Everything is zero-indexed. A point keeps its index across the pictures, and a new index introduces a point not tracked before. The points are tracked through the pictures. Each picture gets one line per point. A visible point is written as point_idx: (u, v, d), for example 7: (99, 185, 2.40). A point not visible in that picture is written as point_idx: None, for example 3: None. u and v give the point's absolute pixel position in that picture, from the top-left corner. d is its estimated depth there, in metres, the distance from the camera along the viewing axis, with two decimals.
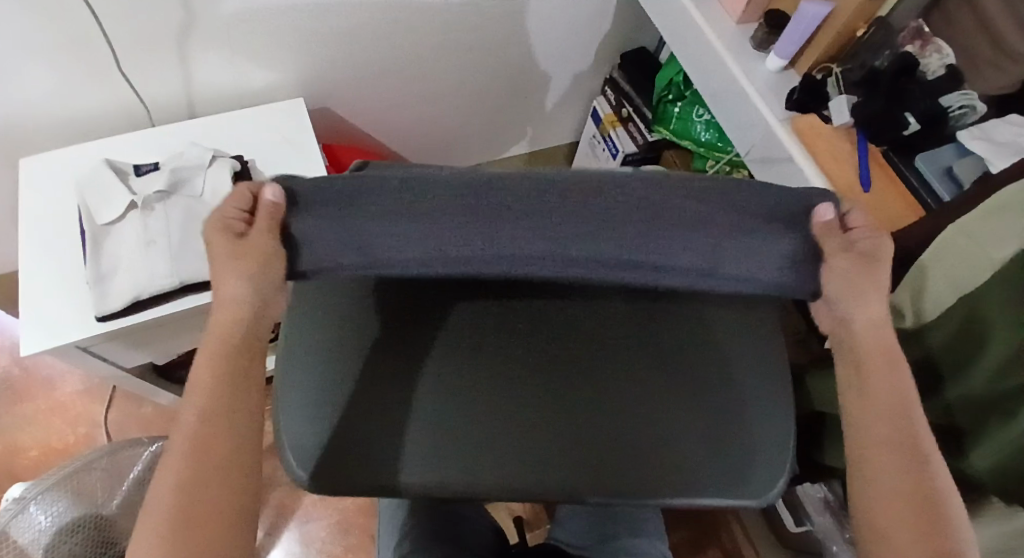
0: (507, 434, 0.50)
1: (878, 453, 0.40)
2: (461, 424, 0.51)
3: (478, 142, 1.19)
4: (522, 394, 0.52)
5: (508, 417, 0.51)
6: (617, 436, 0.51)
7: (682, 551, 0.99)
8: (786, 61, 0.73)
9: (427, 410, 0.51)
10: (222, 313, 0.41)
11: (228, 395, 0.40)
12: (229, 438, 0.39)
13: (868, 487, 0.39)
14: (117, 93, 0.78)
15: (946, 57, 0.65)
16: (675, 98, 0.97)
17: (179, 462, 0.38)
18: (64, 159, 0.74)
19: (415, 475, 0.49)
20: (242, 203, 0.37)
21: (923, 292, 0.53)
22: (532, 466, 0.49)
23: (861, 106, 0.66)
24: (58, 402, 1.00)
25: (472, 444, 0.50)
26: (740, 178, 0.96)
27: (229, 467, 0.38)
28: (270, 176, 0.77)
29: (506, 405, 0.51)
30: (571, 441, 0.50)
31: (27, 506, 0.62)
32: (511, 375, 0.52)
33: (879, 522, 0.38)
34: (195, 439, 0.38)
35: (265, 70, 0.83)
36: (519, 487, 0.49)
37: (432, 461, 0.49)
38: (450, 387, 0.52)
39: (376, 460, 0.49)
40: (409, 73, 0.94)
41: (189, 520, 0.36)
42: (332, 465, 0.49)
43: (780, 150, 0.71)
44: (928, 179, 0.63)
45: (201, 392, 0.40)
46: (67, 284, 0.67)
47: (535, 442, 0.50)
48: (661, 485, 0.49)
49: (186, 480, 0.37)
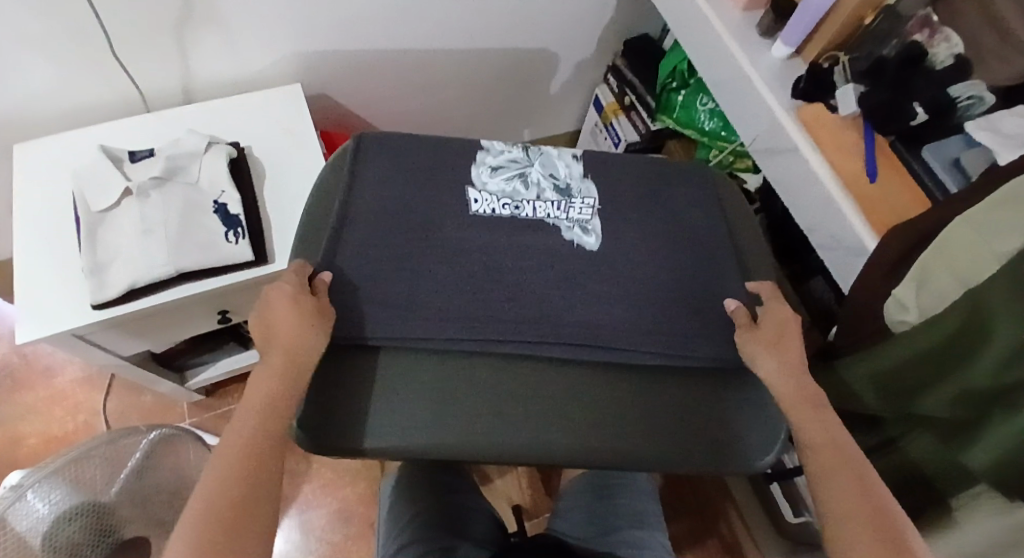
0: (487, 395, 0.48)
1: (835, 463, 0.44)
2: (438, 385, 0.48)
3: (479, 131, 1.18)
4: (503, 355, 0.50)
5: (487, 379, 0.49)
6: (603, 402, 0.50)
7: (681, 542, 0.99)
8: (792, 49, 0.72)
9: (412, 364, 0.49)
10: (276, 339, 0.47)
11: (278, 401, 0.44)
12: (271, 442, 0.43)
13: (829, 493, 0.43)
14: (113, 80, 0.76)
15: (955, 46, 0.63)
16: (679, 87, 0.95)
17: (230, 461, 0.41)
18: (60, 146, 0.73)
19: (386, 435, 0.47)
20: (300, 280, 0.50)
21: (927, 286, 0.52)
22: (519, 427, 0.48)
23: (867, 96, 0.65)
24: (58, 391, 1.00)
25: (451, 406, 0.48)
26: (744, 168, 0.95)
27: (268, 468, 0.42)
28: (269, 163, 0.76)
29: (484, 366, 0.49)
30: (557, 408, 0.49)
31: (25, 493, 0.59)
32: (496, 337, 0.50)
33: (840, 523, 0.41)
34: (246, 442, 0.42)
35: (263, 56, 0.82)
36: (503, 448, 0.47)
37: (408, 423, 0.47)
38: (432, 349, 0.49)
39: (351, 426, 0.47)
40: (409, 60, 0.93)
41: (230, 514, 0.38)
42: (317, 420, 0.47)
43: (786, 140, 0.70)
44: (934, 170, 0.62)
45: (256, 402, 0.44)
46: (64, 273, 0.67)
47: (522, 402, 0.49)
48: (650, 458, 0.48)
49: (231, 479, 0.40)
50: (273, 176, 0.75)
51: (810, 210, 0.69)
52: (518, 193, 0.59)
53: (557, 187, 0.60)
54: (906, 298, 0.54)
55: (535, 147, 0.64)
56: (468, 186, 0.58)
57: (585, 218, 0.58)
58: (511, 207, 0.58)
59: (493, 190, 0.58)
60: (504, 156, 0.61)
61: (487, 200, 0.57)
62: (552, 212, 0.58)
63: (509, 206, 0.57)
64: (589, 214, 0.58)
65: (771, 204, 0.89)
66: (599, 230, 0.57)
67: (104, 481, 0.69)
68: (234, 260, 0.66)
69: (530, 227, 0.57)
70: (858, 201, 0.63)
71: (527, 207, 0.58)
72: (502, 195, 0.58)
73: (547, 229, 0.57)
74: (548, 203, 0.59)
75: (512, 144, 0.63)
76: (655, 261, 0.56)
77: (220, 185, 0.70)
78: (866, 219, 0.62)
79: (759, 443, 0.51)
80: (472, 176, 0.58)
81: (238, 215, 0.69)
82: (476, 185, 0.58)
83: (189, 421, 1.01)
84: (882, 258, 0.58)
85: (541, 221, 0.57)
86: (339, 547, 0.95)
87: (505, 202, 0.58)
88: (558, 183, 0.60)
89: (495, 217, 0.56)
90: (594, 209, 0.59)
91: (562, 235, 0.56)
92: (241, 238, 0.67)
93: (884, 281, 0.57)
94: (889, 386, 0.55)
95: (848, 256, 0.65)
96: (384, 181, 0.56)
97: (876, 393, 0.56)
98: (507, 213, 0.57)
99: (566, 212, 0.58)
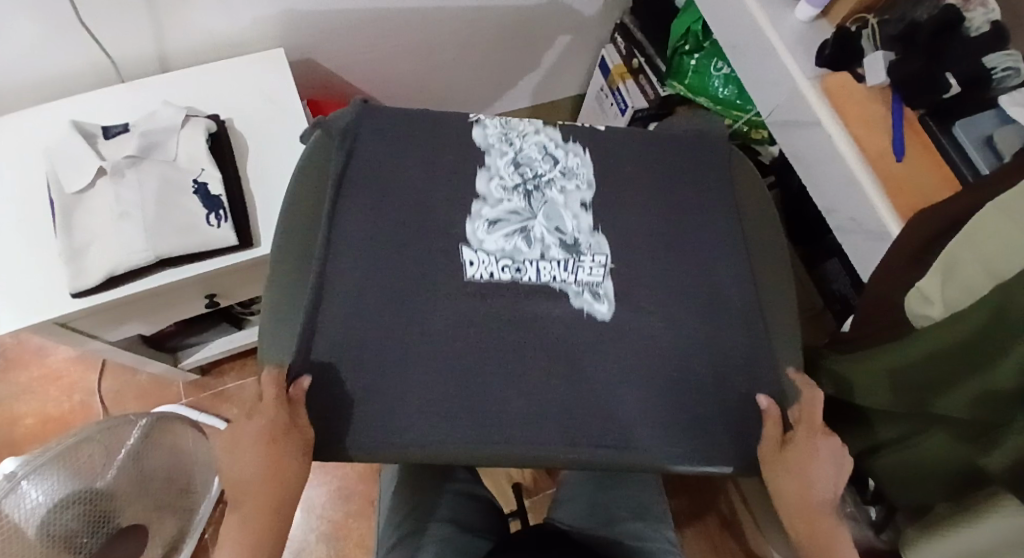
0: (483, 400, 0.48)
1: None
2: (426, 386, 0.47)
3: (476, 96, 1.12)
4: (492, 350, 0.49)
5: (479, 387, 0.48)
6: (594, 402, 0.49)
7: (681, 518, 0.99)
8: (817, 11, 0.67)
9: (391, 374, 0.47)
10: (241, 478, 0.43)
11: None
12: None
13: None
14: (81, 50, 0.71)
15: (992, 13, 0.58)
16: (692, 50, 0.89)
17: None
18: (27, 123, 0.69)
19: (367, 443, 0.46)
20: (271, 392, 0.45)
21: (953, 277, 0.48)
22: (504, 432, 0.47)
23: (898, 64, 0.59)
24: (52, 370, 0.99)
25: (436, 408, 0.47)
26: (758, 139, 0.89)
27: None
28: (251, 137, 0.71)
29: (475, 362, 0.49)
30: (541, 411, 0.48)
31: (18, 484, 0.58)
32: (490, 335, 0.50)
33: None
34: None
35: (241, 21, 0.76)
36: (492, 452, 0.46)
37: (391, 426, 0.46)
38: (423, 343, 0.49)
39: (342, 430, 0.46)
40: (400, 22, 0.87)
41: None
42: None
43: (807, 113, 0.65)
44: (964, 148, 0.58)
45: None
46: (40, 260, 0.63)
47: (510, 407, 0.48)
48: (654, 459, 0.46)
49: None
50: (255, 152, 0.71)
51: (830, 190, 0.65)
52: (519, 251, 0.54)
53: (563, 243, 0.55)
54: (930, 290, 0.50)
55: (538, 192, 0.57)
56: (463, 246, 0.53)
57: (595, 280, 0.53)
58: (512, 269, 0.53)
59: (492, 249, 0.53)
60: (503, 207, 0.55)
61: (484, 262, 0.52)
62: (558, 274, 0.53)
63: (509, 269, 0.53)
64: (600, 275, 0.53)
65: (787, 180, 0.87)
66: (611, 294, 0.53)
67: (103, 463, 0.67)
68: (218, 245, 0.63)
69: (532, 291, 0.52)
70: (883, 181, 0.59)
71: (530, 269, 0.53)
72: (501, 255, 0.53)
73: (554, 295, 0.52)
74: (553, 263, 0.54)
75: (511, 191, 0.56)
76: (658, 273, 0.54)
77: (199, 162, 0.65)
78: (891, 201, 0.58)
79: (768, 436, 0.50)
80: (467, 234, 0.53)
81: (220, 196, 0.65)
82: (472, 244, 0.53)
83: (185, 400, 1.01)
84: (904, 247, 0.54)
85: (547, 285, 0.53)
86: (340, 524, 0.96)
87: (505, 263, 0.53)
88: (564, 237, 0.55)
89: (490, 278, 0.52)
90: (604, 268, 0.54)
91: (570, 301, 0.52)
92: (223, 220, 0.64)
93: (906, 270, 0.54)
94: (904, 383, 0.51)
95: (868, 241, 0.61)
96: (379, 176, 0.54)
97: (889, 390, 0.52)
98: (507, 278, 0.52)
99: (574, 273, 0.53)
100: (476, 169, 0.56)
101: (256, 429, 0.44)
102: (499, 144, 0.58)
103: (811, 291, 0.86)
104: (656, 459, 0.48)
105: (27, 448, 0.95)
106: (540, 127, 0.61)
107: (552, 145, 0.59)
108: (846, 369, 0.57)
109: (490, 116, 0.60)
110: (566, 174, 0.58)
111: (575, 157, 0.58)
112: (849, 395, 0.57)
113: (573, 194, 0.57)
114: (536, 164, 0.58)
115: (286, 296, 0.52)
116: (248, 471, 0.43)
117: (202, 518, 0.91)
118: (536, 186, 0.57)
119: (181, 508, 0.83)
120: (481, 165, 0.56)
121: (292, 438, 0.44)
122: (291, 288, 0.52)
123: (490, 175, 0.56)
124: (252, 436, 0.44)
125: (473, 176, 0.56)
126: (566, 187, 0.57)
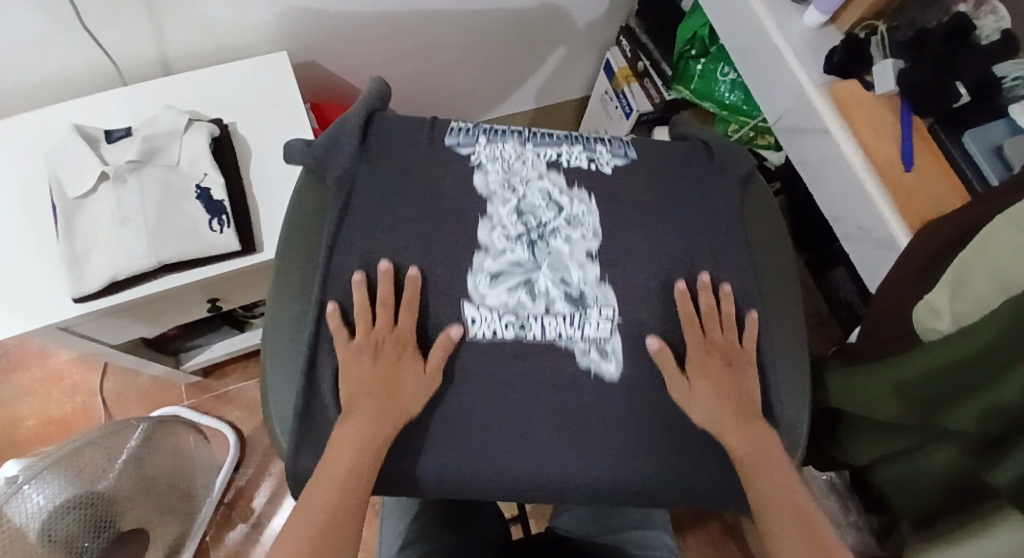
0: None
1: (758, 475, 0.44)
2: None
3: (478, 98, 1.11)
4: (502, 396, 0.45)
5: None
6: (598, 420, 0.46)
7: (682, 523, 0.99)
8: (825, 17, 0.66)
9: None
10: (363, 387, 0.45)
11: (369, 445, 0.43)
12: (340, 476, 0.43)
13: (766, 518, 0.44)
14: (82, 54, 0.71)
15: (1002, 20, 0.58)
16: (698, 54, 0.89)
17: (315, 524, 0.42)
18: (26, 127, 0.68)
19: None
20: (408, 314, 0.47)
21: (959, 289, 0.47)
22: None
23: (906, 73, 0.59)
24: (54, 371, 1.00)
25: None
26: (763, 145, 0.90)
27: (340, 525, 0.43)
28: (253, 140, 0.71)
29: None
30: None
31: (21, 487, 0.57)
32: (505, 372, 0.46)
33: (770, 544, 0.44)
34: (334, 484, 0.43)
35: (244, 24, 0.75)
36: None
37: None
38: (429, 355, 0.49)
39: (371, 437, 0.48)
40: (401, 26, 0.86)
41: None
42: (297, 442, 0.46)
43: (815, 121, 0.65)
44: (973, 157, 0.57)
45: (336, 451, 0.43)
46: (39, 266, 0.63)
47: None
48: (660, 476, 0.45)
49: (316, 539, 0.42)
50: (260, 155, 0.70)
51: (837, 200, 0.65)
52: (523, 306, 0.49)
53: (569, 296, 0.49)
54: (940, 303, 0.48)
55: (542, 241, 0.52)
56: (464, 301, 0.48)
57: (603, 336, 0.48)
58: (515, 327, 0.48)
59: (494, 304, 0.48)
60: (505, 258, 0.50)
61: (486, 319, 0.47)
62: (563, 330, 0.48)
63: (513, 325, 0.48)
64: (608, 331, 0.48)
65: (793, 188, 0.88)
66: (620, 352, 0.48)
67: (105, 466, 0.67)
68: (220, 250, 0.63)
69: (539, 354, 0.47)
70: (893, 191, 0.58)
71: (534, 326, 0.48)
72: (504, 310, 0.48)
73: (560, 354, 0.47)
74: (558, 318, 0.49)
75: (514, 241, 0.50)
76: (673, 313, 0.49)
77: (202, 166, 0.65)
78: (900, 213, 0.58)
79: (789, 434, 0.48)
80: (467, 287, 0.48)
81: (222, 201, 0.64)
82: (474, 299, 0.48)
83: (187, 402, 1.01)
84: (912, 261, 0.54)
85: (552, 344, 0.48)
86: None
87: (508, 320, 0.48)
88: (570, 290, 0.50)
89: (499, 341, 0.47)
90: (612, 322, 0.49)
91: (575, 360, 0.47)
92: (225, 226, 0.63)
93: (918, 279, 0.53)
94: (910, 399, 0.49)
95: (877, 250, 0.61)
96: None
97: (894, 404, 0.51)
98: (509, 336, 0.47)
99: (580, 328, 0.48)
100: (476, 217, 0.50)
101: (388, 351, 0.46)
102: (501, 191, 0.52)
103: (817, 299, 0.88)
104: (619, 480, 0.45)
105: (29, 448, 0.96)
106: (544, 170, 0.54)
107: (556, 191, 0.53)
108: (846, 383, 0.56)
109: (490, 158, 0.53)
110: (572, 222, 0.51)
111: (581, 205, 0.52)
112: (854, 408, 0.55)
113: (579, 244, 0.51)
114: (539, 212, 0.52)
115: (292, 313, 0.48)
116: (368, 380, 0.46)
117: (203, 520, 0.91)
118: (539, 235, 0.52)
119: (182, 511, 0.83)
120: (482, 214, 0.51)
121: (422, 367, 0.46)
122: (293, 301, 0.48)
123: (492, 224, 0.50)
124: (351, 358, 0.46)
125: (475, 226, 0.50)
126: (571, 236, 0.51)
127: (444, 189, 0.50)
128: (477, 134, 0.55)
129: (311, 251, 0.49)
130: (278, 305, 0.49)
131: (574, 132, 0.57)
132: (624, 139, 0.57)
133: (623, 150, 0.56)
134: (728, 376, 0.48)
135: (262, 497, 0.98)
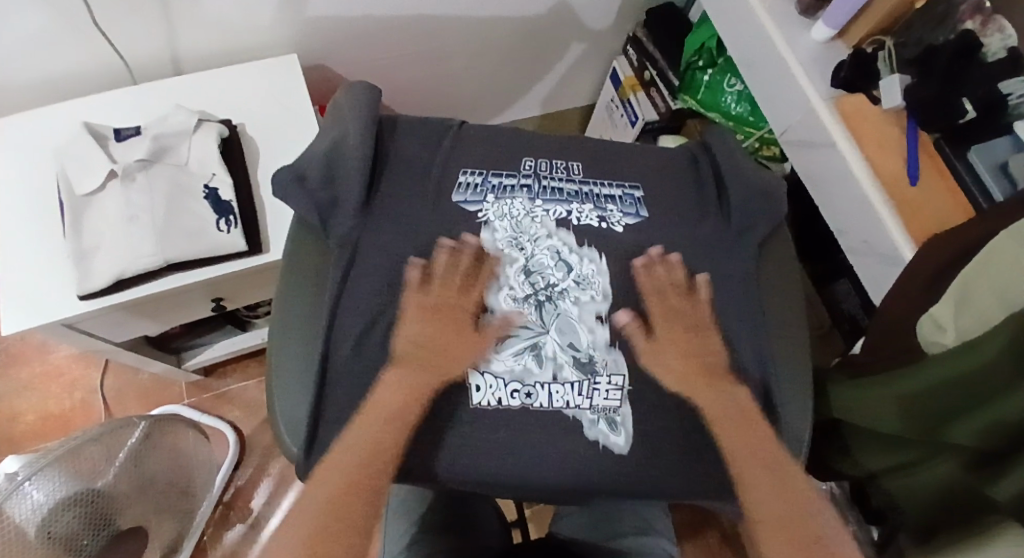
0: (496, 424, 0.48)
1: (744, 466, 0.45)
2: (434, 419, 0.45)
3: (484, 104, 1.12)
4: (520, 448, 0.45)
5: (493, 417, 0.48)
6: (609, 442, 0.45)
7: (682, 532, 0.99)
8: (833, 31, 0.67)
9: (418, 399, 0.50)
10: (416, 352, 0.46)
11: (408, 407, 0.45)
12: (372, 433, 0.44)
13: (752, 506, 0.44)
14: (93, 51, 0.71)
15: (1009, 38, 0.57)
16: (705, 65, 0.91)
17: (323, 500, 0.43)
18: (34, 123, 0.68)
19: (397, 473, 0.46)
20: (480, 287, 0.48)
21: (968, 302, 0.46)
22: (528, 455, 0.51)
23: (913, 88, 0.60)
24: (54, 366, 0.99)
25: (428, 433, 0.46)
26: (769, 156, 0.91)
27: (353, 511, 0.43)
28: (262, 141, 0.71)
29: None
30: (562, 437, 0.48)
31: (21, 485, 0.57)
32: (509, 422, 0.45)
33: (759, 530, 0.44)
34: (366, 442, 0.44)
35: (256, 25, 0.76)
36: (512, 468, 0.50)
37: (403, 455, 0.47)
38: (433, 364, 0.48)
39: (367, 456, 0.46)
40: (412, 31, 0.87)
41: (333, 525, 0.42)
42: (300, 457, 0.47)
43: (821, 134, 0.66)
44: (979, 173, 0.58)
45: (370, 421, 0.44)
46: (44, 263, 0.63)
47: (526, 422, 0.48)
48: (665, 483, 0.45)
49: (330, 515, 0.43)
50: (269, 155, 0.71)
51: (843, 212, 0.66)
52: (529, 373, 0.46)
53: (578, 362, 0.47)
54: (943, 318, 0.48)
55: (550, 303, 0.48)
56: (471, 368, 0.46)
57: (612, 406, 0.46)
58: (521, 395, 0.46)
59: (501, 370, 0.46)
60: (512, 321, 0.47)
61: (491, 386, 0.46)
62: (571, 399, 0.46)
63: (519, 393, 0.46)
64: (618, 399, 0.46)
65: (798, 200, 0.89)
66: (629, 423, 0.46)
67: (103, 465, 0.66)
68: (226, 249, 0.63)
69: (544, 426, 0.46)
70: (898, 205, 0.59)
71: (541, 393, 0.46)
72: (510, 377, 0.46)
73: (567, 426, 0.46)
74: (566, 387, 0.46)
75: (521, 302, 0.48)
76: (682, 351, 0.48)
77: (211, 167, 0.65)
78: (904, 225, 0.59)
79: None
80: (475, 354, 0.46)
81: (230, 201, 0.64)
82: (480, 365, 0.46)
83: (188, 401, 1.01)
84: (918, 276, 0.54)
85: (560, 414, 0.46)
86: None
87: (514, 387, 0.46)
88: (578, 354, 0.47)
89: (500, 410, 0.46)
90: (622, 391, 0.46)
91: (584, 432, 0.46)
92: (233, 226, 0.63)
93: (921, 292, 0.53)
94: (912, 412, 0.49)
95: (880, 263, 0.62)
96: None
97: (898, 415, 0.51)
98: (516, 406, 0.46)
99: (589, 398, 0.46)
100: (486, 279, 0.48)
101: (448, 321, 0.47)
102: (509, 250, 0.49)
103: (820, 311, 0.89)
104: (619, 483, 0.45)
105: (27, 444, 0.96)
106: (554, 228, 0.50)
107: (565, 250, 0.49)
108: (849, 396, 0.56)
109: (499, 214, 0.50)
110: (581, 284, 0.48)
111: (590, 264, 0.49)
112: (857, 419, 0.55)
113: (588, 306, 0.48)
114: (547, 272, 0.49)
115: (297, 337, 0.48)
116: (420, 341, 0.46)
117: (201, 520, 0.91)
118: (548, 296, 0.48)
119: (179, 510, 0.83)
120: (493, 275, 0.49)
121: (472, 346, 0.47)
122: (302, 315, 0.49)
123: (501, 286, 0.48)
124: (411, 320, 0.47)
125: (480, 288, 0.47)
126: (581, 298, 0.48)
127: (451, 194, 0.50)
128: (485, 190, 0.51)
129: (316, 278, 0.49)
130: (283, 318, 0.49)
131: (585, 187, 0.53)
132: (638, 195, 0.53)
133: (635, 206, 0.52)
134: (689, 340, 0.48)
135: (260, 498, 0.98)
